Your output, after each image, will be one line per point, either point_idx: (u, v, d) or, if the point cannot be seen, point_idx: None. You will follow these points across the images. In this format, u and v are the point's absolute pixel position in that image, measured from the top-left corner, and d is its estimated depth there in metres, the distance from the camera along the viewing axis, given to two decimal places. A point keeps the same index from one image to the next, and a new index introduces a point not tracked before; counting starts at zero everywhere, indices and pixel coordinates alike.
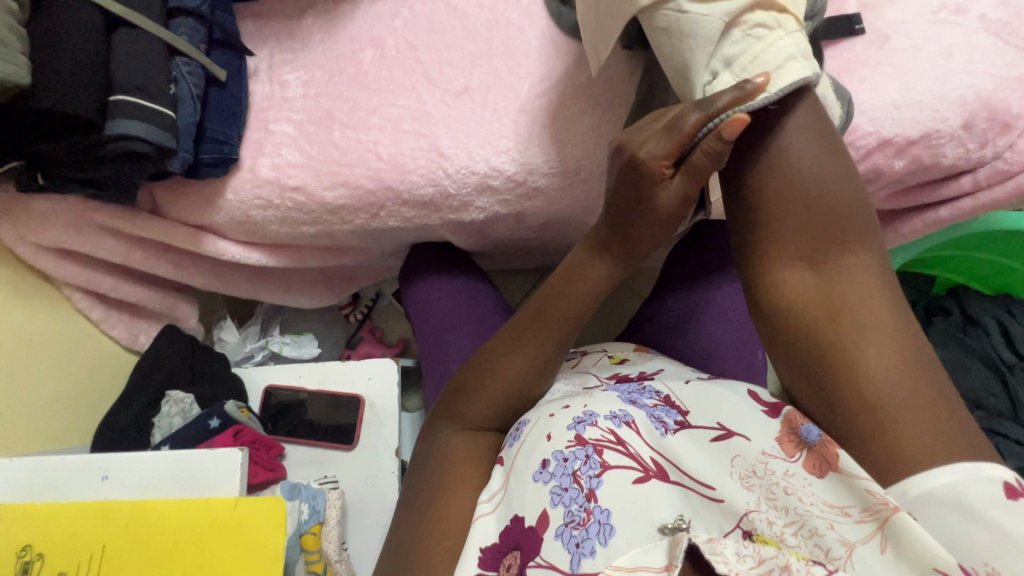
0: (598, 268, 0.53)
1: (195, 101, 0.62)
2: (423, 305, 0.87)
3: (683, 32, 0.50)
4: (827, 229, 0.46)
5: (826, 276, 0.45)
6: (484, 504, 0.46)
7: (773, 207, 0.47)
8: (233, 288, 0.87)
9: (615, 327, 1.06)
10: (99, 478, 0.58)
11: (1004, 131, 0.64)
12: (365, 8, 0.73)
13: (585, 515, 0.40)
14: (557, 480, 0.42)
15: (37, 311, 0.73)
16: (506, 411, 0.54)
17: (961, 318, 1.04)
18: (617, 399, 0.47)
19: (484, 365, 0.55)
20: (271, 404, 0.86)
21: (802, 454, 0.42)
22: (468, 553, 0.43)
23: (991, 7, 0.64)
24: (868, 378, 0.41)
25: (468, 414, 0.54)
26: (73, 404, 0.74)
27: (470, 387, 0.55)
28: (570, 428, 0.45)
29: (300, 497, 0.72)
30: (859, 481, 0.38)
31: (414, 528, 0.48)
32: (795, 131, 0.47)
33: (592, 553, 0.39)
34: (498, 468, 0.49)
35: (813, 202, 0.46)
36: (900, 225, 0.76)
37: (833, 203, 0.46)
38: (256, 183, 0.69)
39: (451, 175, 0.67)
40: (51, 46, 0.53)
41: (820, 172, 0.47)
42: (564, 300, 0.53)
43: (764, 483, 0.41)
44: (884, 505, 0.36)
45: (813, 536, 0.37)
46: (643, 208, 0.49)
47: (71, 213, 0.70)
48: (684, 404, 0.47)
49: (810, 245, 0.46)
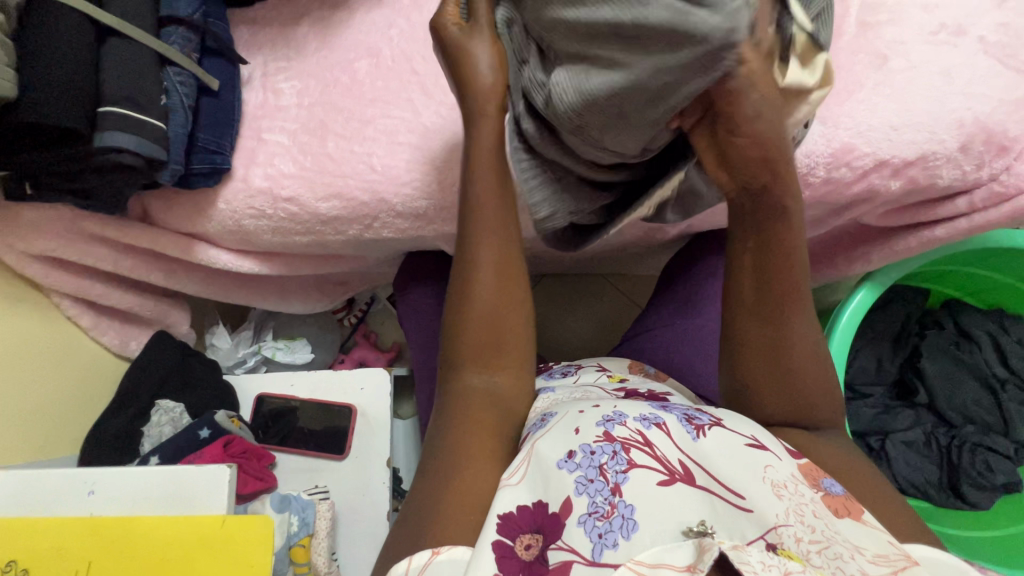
0: (477, 132, 0.51)
1: (187, 111, 0.62)
2: (417, 314, 0.87)
3: None
4: (813, 398, 0.50)
5: (814, 436, 0.50)
6: (509, 477, 0.45)
7: (784, 391, 0.50)
8: (225, 295, 0.86)
9: (612, 335, 1.06)
10: (87, 494, 0.58)
11: (1000, 154, 0.64)
12: (360, 17, 0.72)
13: (610, 508, 0.40)
14: (583, 470, 0.42)
15: (25, 318, 0.72)
16: (499, 321, 0.52)
17: (954, 332, 1.03)
18: (645, 406, 0.48)
19: (457, 294, 0.52)
20: (263, 411, 0.86)
21: (822, 493, 0.44)
22: (488, 522, 0.43)
23: (989, 29, 0.64)
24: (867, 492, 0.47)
25: (468, 356, 0.52)
26: (62, 412, 0.74)
27: (454, 327, 0.52)
28: (599, 424, 0.44)
29: (290, 509, 0.72)
30: (880, 533, 0.41)
31: (415, 514, 0.46)
32: (802, 329, 0.49)
33: (615, 545, 0.39)
34: (518, 449, 0.48)
35: (812, 381, 0.50)
36: (896, 242, 0.76)
37: (824, 373, 0.51)
38: (248, 193, 0.68)
39: (446, 187, 0.66)
40: (39, 59, 0.52)
41: (816, 353, 0.50)
42: (485, 197, 0.51)
43: (794, 498, 0.42)
44: (902, 558, 0.39)
45: (837, 558, 0.38)
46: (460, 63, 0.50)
47: (60, 221, 0.70)
48: (714, 412, 0.48)
49: (803, 410, 0.50)
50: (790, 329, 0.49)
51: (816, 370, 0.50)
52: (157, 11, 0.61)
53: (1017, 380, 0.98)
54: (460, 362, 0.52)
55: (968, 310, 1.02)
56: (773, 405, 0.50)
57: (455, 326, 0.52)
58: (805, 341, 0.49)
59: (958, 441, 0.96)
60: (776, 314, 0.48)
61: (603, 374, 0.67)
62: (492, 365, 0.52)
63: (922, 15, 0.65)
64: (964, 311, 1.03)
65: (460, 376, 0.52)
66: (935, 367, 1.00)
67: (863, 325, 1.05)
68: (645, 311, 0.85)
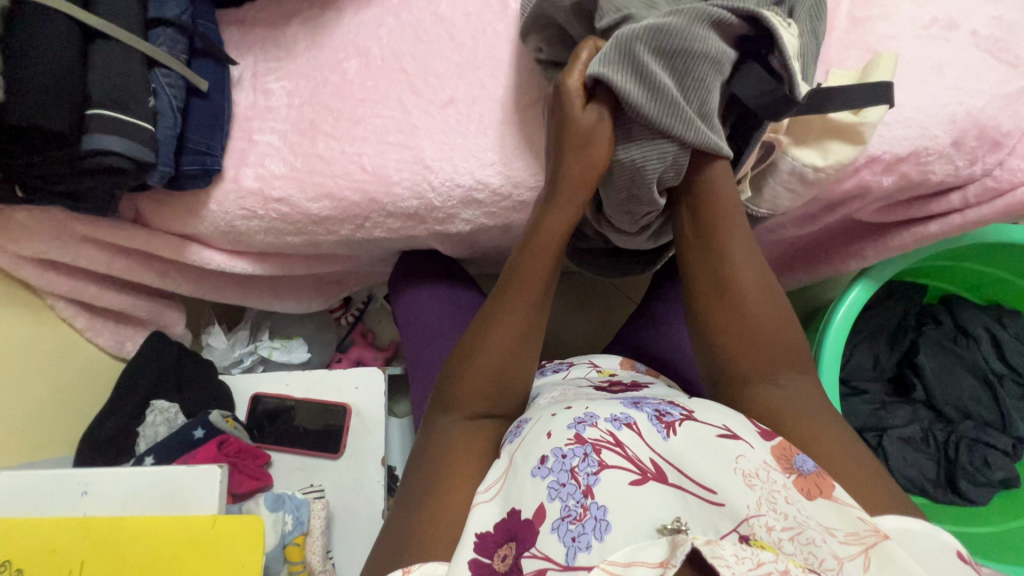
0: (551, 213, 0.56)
1: (176, 112, 0.62)
2: (411, 313, 0.87)
3: (698, 44, 0.51)
4: (772, 343, 0.53)
5: (778, 388, 0.52)
6: (482, 493, 0.48)
7: (731, 333, 0.54)
8: (219, 295, 0.86)
9: (606, 333, 1.06)
10: (79, 494, 0.58)
11: (993, 149, 0.64)
12: (349, 15, 0.72)
13: (582, 510, 0.41)
14: (555, 475, 0.43)
15: (19, 320, 0.72)
16: (499, 393, 0.55)
17: (953, 328, 1.02)
18: (618, 404, 0.49)
19: (472, 342, 0.57)
20: (258, 410, 0.86)
21: (796, 476, 0.44)
22: (465, 539, 0.44)
23: (983, 23, 0.63)
24: (837, 462, 0.47)
25: (461, 401, 0.55)
26: (57, 414, 0.75)
27: (460, 372, 0.56)
28: (570, 427, 0.46)
29: (284, 508, 0.73)
30: (852, 509, 0.42)
31: (403, 521, 0.49)
32: (738, 259, 0.55)
33: (588, 548, 0.39)
34: (497, 461, 0.50)
35: (763, 322, 0.53)
36: (889, 238, 0.75)
37: (776, 328, 0.54)
38: (239, 194, 0.68)
39: (436, 187, 0.66)
40: (24, 62, 0.52)
41: (762, 291, 0.54)
42: (531, 279, 0.56)
43: (766, 486, 0.42)
44: (872, 533, 0.40)
45: (808, 544, 0.39)
46: (563, 123, 0.54)
47: (52, 222, 0.70)
48: (687, 404, 0.49)
49: (756, 359, 0.53)
50: (722, 258, 0.55)
51: (772, 305, 0.54)
52: (144, 13, 0.61)
53: (1014, 374, 0.98)
54: (453, 404, 0.55)
55: (968, 307, 1.02)
56: (734, 352, 0.54)
57: (465, 367, 0.56)
58: (748, 273, 0.55)
59: (954, 437, 0.96)
60: (716, 246, 0.56)
61: (592, 372, 0.67)
62: (488, 416, 0.56)
63: (915, 9, 0.64)
64: (963, 309, 1.02)
65: (447, 415, 0.55)
66: (932, 363, 0.99)
67: (861, 322, 1.04)
68: (639, 309, 0.85)
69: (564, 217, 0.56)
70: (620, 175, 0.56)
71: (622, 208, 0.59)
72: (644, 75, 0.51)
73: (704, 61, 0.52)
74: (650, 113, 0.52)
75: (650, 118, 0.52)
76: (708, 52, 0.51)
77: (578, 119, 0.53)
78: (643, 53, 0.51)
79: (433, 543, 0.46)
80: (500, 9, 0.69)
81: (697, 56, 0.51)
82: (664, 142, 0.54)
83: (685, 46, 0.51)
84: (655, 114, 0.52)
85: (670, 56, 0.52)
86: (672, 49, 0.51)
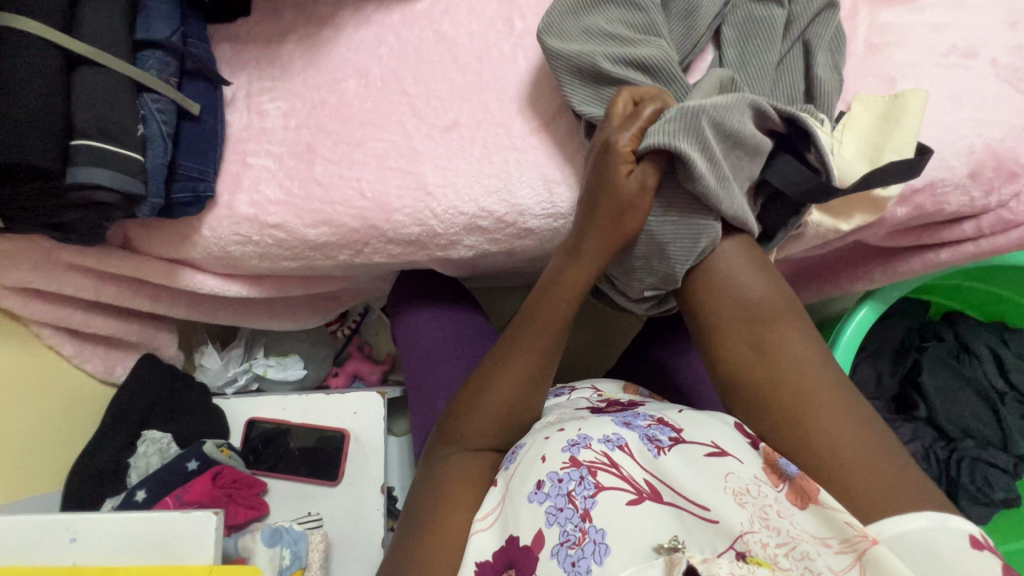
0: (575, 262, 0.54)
1: (166, 139, 0.59)
2: (411, 336, 0.85)
3: (748, 133, 0.51)
4: (755, 309, 0.50)
5: (763, 356, 0.48)
6: (480, 521, 0.47)
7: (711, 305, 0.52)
8: (213, 317, 0.83)
9: (608, 348, 1.04)
10: (68, 541, 0.56)
11: (1010, 180, 0.62)
12: (347, 33, 0.69)
13: (581, 535, 0.42)
14: (552, 500, 0.43)
15: (4, 351, 0.69)
16: (507, 430, 0.54)
17: (956, 345, 1.02)
18: (609, 422, 0.48)
19: (478, 382, 0.56)
20: (253, 435, 0.83)
21: (786, 486, 0.42)
22: (466, 566, 0.45)
23: (1002, 51, 0.62)
24: (825, 448, 0.43)
25: (465, 435, 0.54)
26: (43, 447, 0.72)
27: (467, 407, 0.55)
28: (564, 450, 0.45)
29: (282, 542, 0.71)
30: (838, 514, 0.39)
31: (404, 548, 0.48)
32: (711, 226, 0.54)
33: (588, 572, 0.40)
34: (494, 488, 0.50)
35: (743, 291, 0.51)
36: (899, 264, 0.74)
37: (762, 300, 0.50)
38: (233, 220, 0.66)
39: (439, 214, 0.64)
40: (4, 93, 0.50)
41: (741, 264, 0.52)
42: (548, 325, 0.54)
43: (758, 501, 0.41)
44: (862, 538, 0.37)
45: (803, 559, 0.38)
46: (604, 182, 0.52)
47: (37, 250, 0.67)
48: (677, 424, 0.48)
49: (743, 328, 0.49)
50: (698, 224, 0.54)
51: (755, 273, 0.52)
52: (132, 34, 0.58)
53: (1017, 393, 0.97)
54: (456, 437, 0.54)
55: (969, 323, 1.01)
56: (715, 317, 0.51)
57: (470, 406, 0.55)
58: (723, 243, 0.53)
59: (956, 456, 0.95)
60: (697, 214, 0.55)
61: (594, 395, 0.64)
62: (491, 449, 0.54)
63: (933, 36, 0.62)
64: (965, 325, 1.02)
65: (449, 446, 0.54)
66: (935, 381, 0.99)
67: (866, 339, 1.03)
68: (644, 331, 0.83)
69: (587, 267, 0.54)
70: (643, 245, 0.54)
71: (639, 275, 0.56)
72: (704, 147, 0.50)
73: (749, 145, 0.52)
74: (706, 184, 0.50)
75: (708, 191, 0.50)
76: (756, 138, 0.52)
77: (627, 183, 0.51)
78: (705, 125, 0.50)
79: (435, 572, 0.45)
80: (505, 29, 0.66)
81: (747, 141, 0.52)
82: (706, 221, 0.52)
83: (744, 129, 0.51)
84: (712, 187, 0.50)
85: (730, 136, 0.51)
86: (734, 129, 0.51)
